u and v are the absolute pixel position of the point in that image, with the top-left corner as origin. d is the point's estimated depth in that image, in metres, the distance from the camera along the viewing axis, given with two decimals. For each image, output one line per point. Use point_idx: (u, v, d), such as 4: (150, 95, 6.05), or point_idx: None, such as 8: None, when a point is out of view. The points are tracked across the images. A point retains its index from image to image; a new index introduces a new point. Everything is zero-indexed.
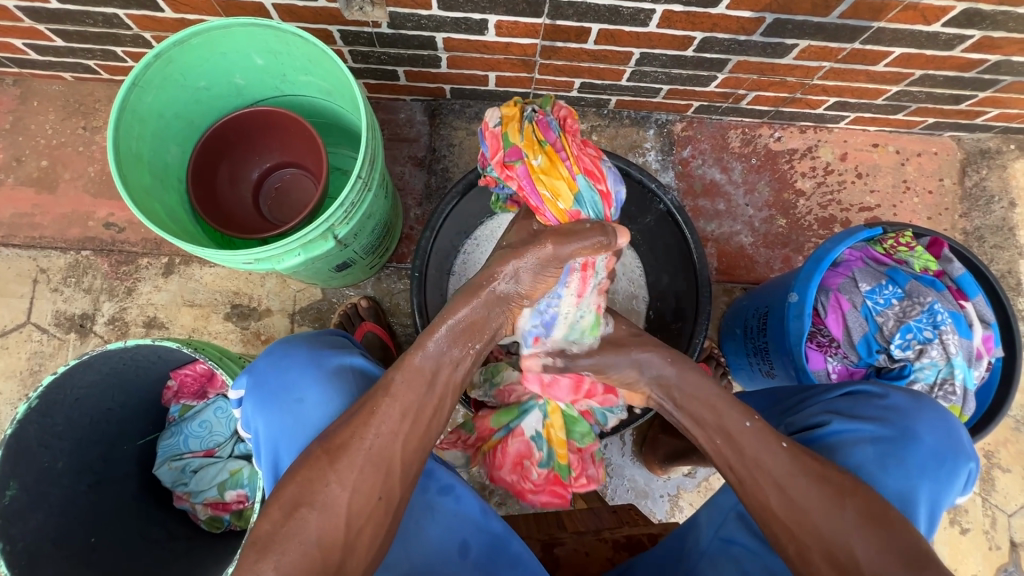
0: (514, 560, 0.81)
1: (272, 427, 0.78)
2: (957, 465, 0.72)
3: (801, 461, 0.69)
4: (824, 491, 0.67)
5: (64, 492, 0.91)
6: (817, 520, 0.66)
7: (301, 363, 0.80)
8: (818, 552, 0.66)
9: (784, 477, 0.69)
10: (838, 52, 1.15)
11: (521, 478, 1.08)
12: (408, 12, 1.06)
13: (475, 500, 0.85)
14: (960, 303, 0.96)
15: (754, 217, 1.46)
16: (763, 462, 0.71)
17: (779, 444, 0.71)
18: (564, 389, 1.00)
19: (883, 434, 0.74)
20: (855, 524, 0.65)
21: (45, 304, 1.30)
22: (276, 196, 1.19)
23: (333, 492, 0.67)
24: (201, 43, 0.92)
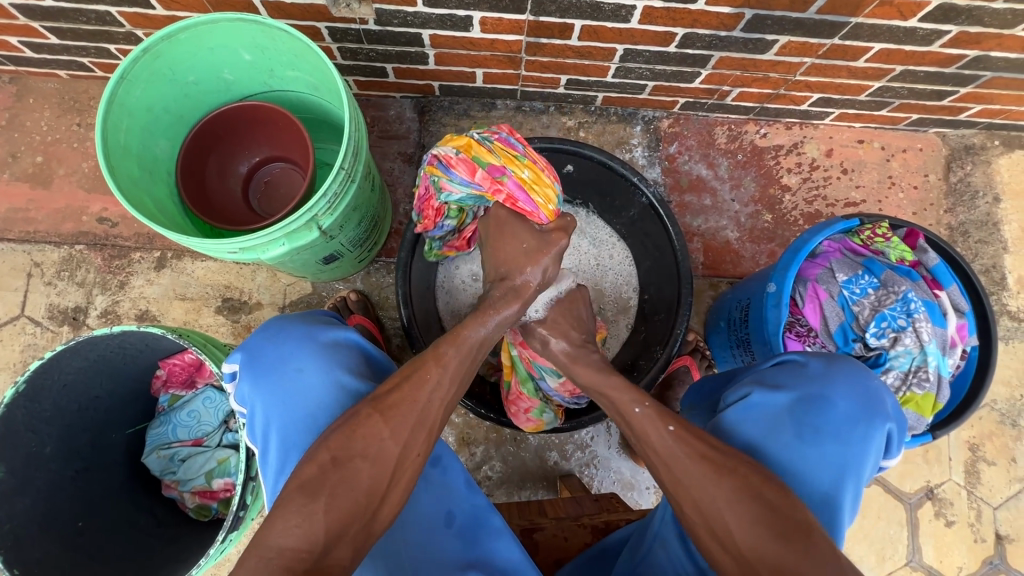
0: (496, 532, 0.84)
1: (269, 399, 0.77)
2: (871, 429, 0.74)
3: (689, 442, 0.69)
4: (706, 467, 0.68)
5: (52, 477, 0.93)
6: (699, 496, 0.67)
7: (297, 337, 0.80)
8: (701, 526, 0.67)
9: (671, 458, 0.69)
10: (818, 48, 1.17)
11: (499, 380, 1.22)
12: (394, 8, 1.07)
13: (461, 472, 0.88)
14: (934, 293, 0.98)
15: (740, 212, 1.47)
16: (652, 444, 0.71)
17: (666, 428, 0.71)
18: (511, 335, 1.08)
19: (797, 401, 0.75)
20: (735, 499, 0.66)
21: (39, 297, 1.32)
22: (266, 190, 1.21)
23: (384, 446, 0.69)
24: (188, 39, 0.94)
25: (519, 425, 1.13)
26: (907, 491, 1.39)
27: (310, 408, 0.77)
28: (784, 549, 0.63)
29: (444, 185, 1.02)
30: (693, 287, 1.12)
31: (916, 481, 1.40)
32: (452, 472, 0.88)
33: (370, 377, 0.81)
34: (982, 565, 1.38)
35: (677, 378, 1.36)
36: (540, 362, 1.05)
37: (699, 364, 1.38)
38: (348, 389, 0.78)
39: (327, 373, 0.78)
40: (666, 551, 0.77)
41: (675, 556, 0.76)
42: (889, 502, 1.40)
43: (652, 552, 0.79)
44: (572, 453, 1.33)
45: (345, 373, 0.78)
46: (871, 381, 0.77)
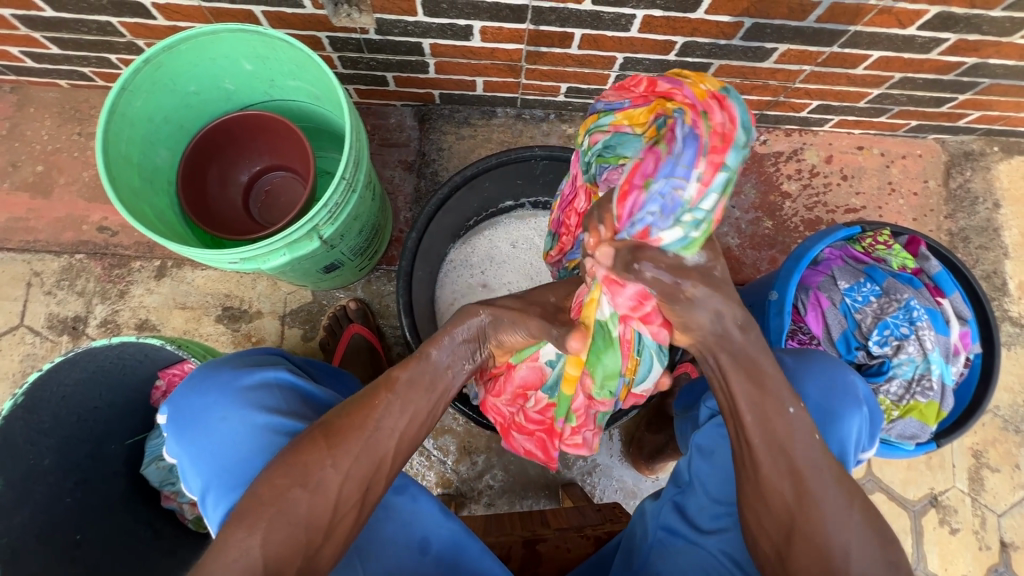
0: (474, 560, 0.82)
1: (193, 451, 0.74)
2: (848, 418, 0.74)
3: (827, 459, 0.68)
4: (834, 492, 0.67)
5: (50, 489, 0.92)
6: (824, 516, 0.66)
7: (217, 383, 0.77)
8: (809, 553, 0.66)
9: (806, 467, 0.67)
10: (817, 56, 1.18)
11: (515, 399, 0.95)
12: (394, 18, 1.08)
13: (432, 500, 0.85)
14: (937, 300, 0.98)
15: (741, 218, 1.47)
16: (795, 452, 0.67)
17: (814, 436, 0.68)
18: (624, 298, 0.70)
19: None
20: (858, 524, 0.66)
21: (38, 306, 1.32)
22: (266, 199, 1.21)
23: (328, 475, 0.67)
24: (188, 49, 0.94)
25: (592, 447, 0.95)
26: (910, 499, 1.38)
27: (236, 456, 0.73)
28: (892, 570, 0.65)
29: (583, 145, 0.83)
30: None
31: (919, 488, 1.39)
32: (422, 500, 0.84)
33: (307, 415, 0.78)
34: (987, 573, 1.37)
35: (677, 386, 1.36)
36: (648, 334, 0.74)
37: None
38: (274, 430, 0.75)
39: (253, 417, 0.75)
40: (665, 562, 0.79)
41: (674, 563, 0.79)
42: (893, 509, 1.39)
43: (649, 564, 0.80)
44: (574, 461, 1.32)
45: (273, 417, 0.75)
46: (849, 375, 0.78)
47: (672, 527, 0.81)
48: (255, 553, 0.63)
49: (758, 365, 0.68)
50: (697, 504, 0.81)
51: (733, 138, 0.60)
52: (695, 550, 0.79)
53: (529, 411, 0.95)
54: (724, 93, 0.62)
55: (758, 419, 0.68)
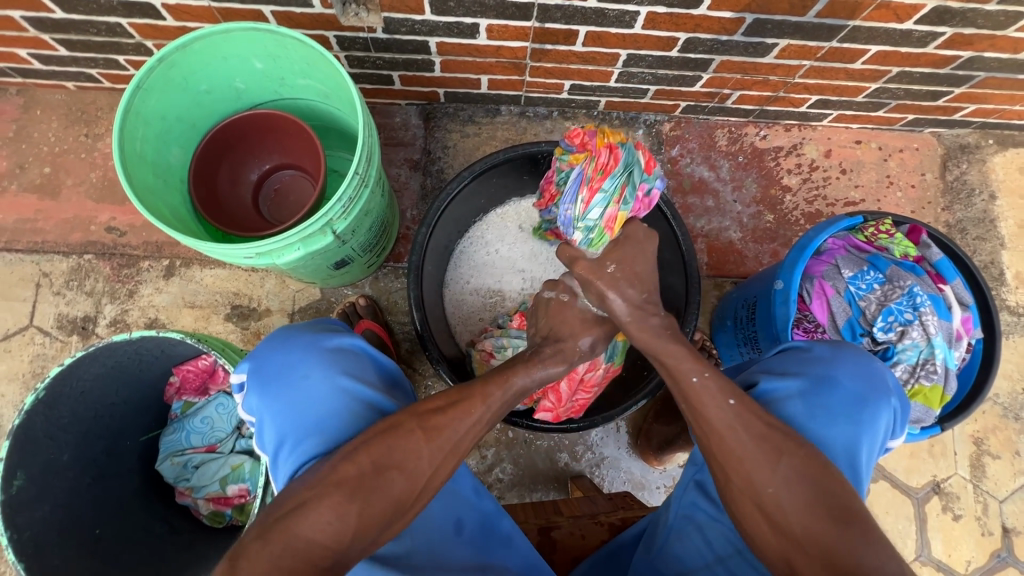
0: (504, 538, 0.86)
1: (277, 405, 0.76)
2: (878, 409, 0.75)
3: (745, 418, 0.69)
4: (759, 450, 0.68)
5: (68, 485, 0.93)
6: (758, 477, 0.67)
7: (305, 344, 0.80)
8: (752, 508, 0.68)
9: (725, 428, 0.69)
10: (817, 51, 1.20)
11: (587, 380, 1.05)
12: (402, 17, 1.09)
13: (468, 480, 0.89)
14: (939, 287, 1.00)
15: (742, 212, 1.50)
16: (708, 413, 0.70)
17: (726, 400, 0.70)
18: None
19: (808, 386, 0.76)
20: (789, 476, 0.66)
21: (48, 307, 1.32)
22: (276, 197, 1.22)
23: (422, 464, 0.68)
24: (201, 48, 0.95)
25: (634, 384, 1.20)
26: (914, 486, 1.40)
27: (319, 416, 0.75)
28: (836, 532, 0.64)
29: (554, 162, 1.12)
30: (701, 288, 1.13)
31: (922, 475, 1.41)
32: (460, 479, 0.88)
33: (379, 384, 0.82)
34: (990, 558, 1.39)
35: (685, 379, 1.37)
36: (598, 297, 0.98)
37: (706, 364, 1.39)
38: (354, 391, 0.77)
39: (335, 377, 0.77)
40: (683, 542, 0.80)
41: (692, 544, 0.80)
42: (897, 497, 1.41)
43: (667, 544, 0.82)
44: (583, 454, 1.34)
45: (351, 379, 0.78)
46: (871, 364, 0.79)
47: (694, 504, 0.81)
48: (349, 520, 0.64)
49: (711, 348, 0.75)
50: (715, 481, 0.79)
51: (606, 174, 0.98)
52: (716, 528, 0.78)
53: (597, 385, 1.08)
54: (605, 147, 0.99)
55: (682, 387, 0.73)
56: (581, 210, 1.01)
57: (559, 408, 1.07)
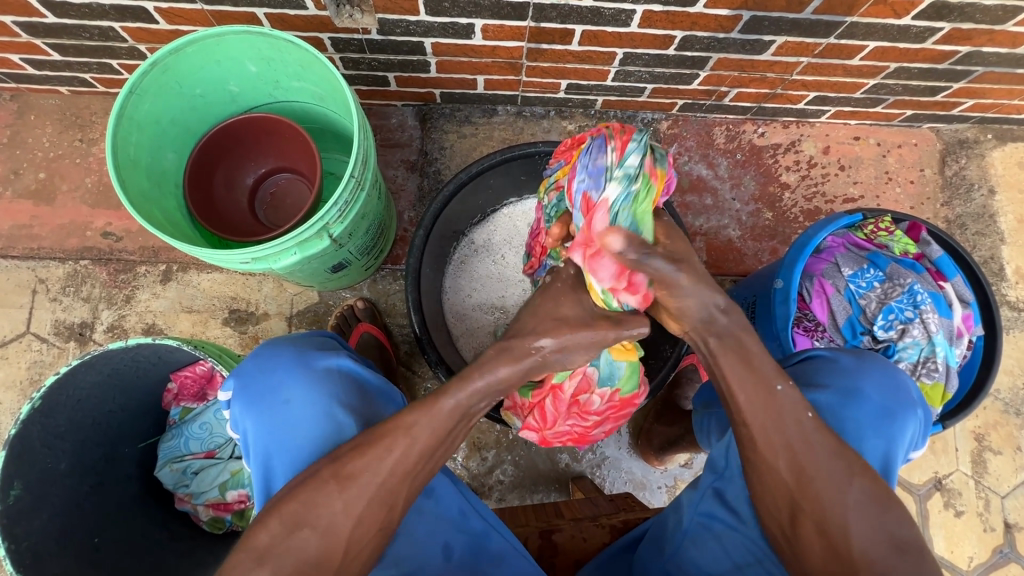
0: (497, 558, 0.86)
1: (259, 428, 0.77)
2: (916, 426, 0.77)
3: (822, 435, 0.68)
4: (830, 470, 0.67)
5: (67, 493, 0.92)
6: (827, 498, 0.66)
7: (287, 363, 0.80)
8: (813, 527, 0.67)
9: (802, 445, 0.68)
10: (814, 47, 1.19)
11: (579, 403, 0.99)
12: (396, 18, 1.09)
13: (455, 501, 0.88)
14: (939, 284, 1.00)
15: (741, 210, 1.49)
16: (783, 432, 0.68)
17: (807, 415, 0.68)
18: (609, 265, 0.77)
19: (849, 401, 0.76)
20: (857, 498, 0.66)
21: (44, 313, 1.32)
22: (271, 201, 1.21)
23: (334, 517, 0.67)
24: (195, 52, 0.94)
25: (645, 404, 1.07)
26: (916, 483, 1.40)
27: (297, 439, 0.76)
28: (894, 555, 0.65)
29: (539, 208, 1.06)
30: None
31: (924, 472, 1.41)
32: (445, 502, 0.87)
33: (363, 408, 0.81)
34: (992, 554, 1.39)
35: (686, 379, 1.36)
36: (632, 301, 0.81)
37: None
38: (334, 418, 0.77)
39: (317, 403, 0.77)
40: (699, 548, 0.80)
41: (710, 551, 0.79)
42: (899, 493, 1.41)
43: (683, 548, 0.81)
44: (584, 454, 1.33)
45: (332, 406, 0.78)
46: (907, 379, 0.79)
47: (711, 513, 0.80)
48: None
49: (716, 350, 0.74)
50: (736, 489, 0.78)
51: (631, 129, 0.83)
52: (734, 537, 0.78)
53: (591, 404, 1.00)
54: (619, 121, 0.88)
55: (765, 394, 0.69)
56: (615, 161, 0.80)
57: (547, 429, 1.02)
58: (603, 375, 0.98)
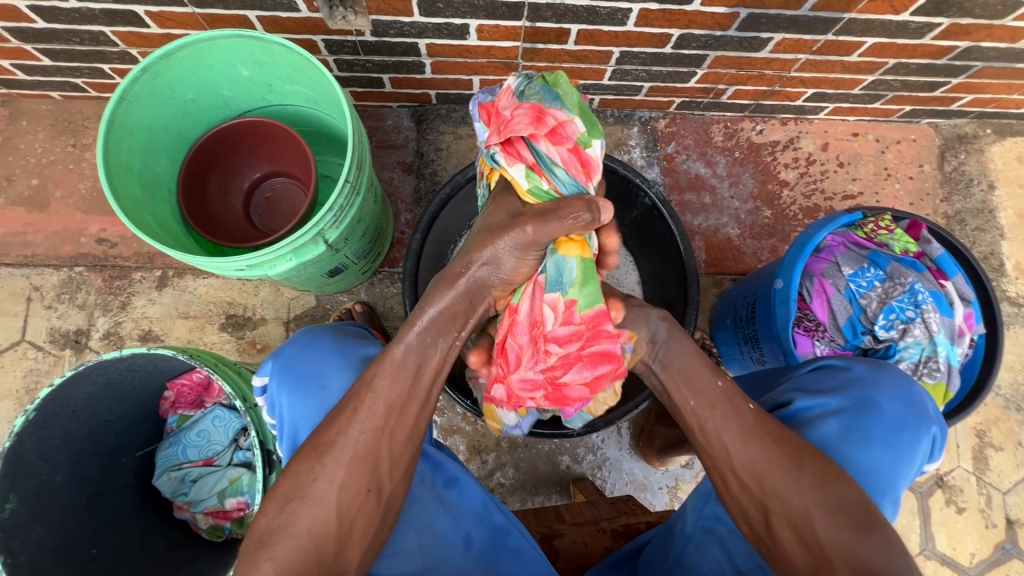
0: (514, 553, 0.84)
1: (295, 408, 0.79)
2: (918, 434, 0.75)
3: (765, 424, 0.71)
4: (780, 459, 0.69)
5: (64, 505, 0.92)
6: (783, 487, 0.68)
7: (328, 349, 0.82)
8: (782, 523, 0.67)
9: (746, 436, 0.71)
10: (812, 44, 1.18)
11: (535, 325, 0.78)
12: (390, 19, 1.07)
13: (478, 493, 0.87)
14: (940, 283, 0.99)
15: (740, 209, 1.48)
16: (726, 423, 0.72)
17: (746, 405, 0.72)
18: (524, 121, 0.78)
19: (847, 407, 0.76)
20: (812, 484, 0.67)
21: (40, 321, 1.31)
22: (267, 205, 1.20)
23: (320, 487, 0.67)
24: (186, 56, 0.93)
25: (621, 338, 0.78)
26: (917, 480, 1.40)
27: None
28: (863, 542, 0.64)
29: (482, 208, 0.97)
30: (699, 287, 1.12)
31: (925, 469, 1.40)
32: (468, 494, 0.87)
33: None
34: (994, 550, 1.38)
35: None
36: (563, 171, 0.77)
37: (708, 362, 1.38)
38: None
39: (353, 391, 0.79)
40: (701, 554, 0.80)
41: (712, 559, 0.78)
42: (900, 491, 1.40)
43: (685, 555, 0.81)
44: (584, 455, 1.33)
45: None
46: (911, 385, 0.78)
47: (716, 516, 0.80)
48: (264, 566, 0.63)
49: None
50: None
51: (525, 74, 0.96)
52: (738, 541, 0.77)
53: (551, 332, 0.77)
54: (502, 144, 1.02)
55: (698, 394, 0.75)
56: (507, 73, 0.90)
57: (508, 375, 0.82)
58: (548, 275, 0.76)
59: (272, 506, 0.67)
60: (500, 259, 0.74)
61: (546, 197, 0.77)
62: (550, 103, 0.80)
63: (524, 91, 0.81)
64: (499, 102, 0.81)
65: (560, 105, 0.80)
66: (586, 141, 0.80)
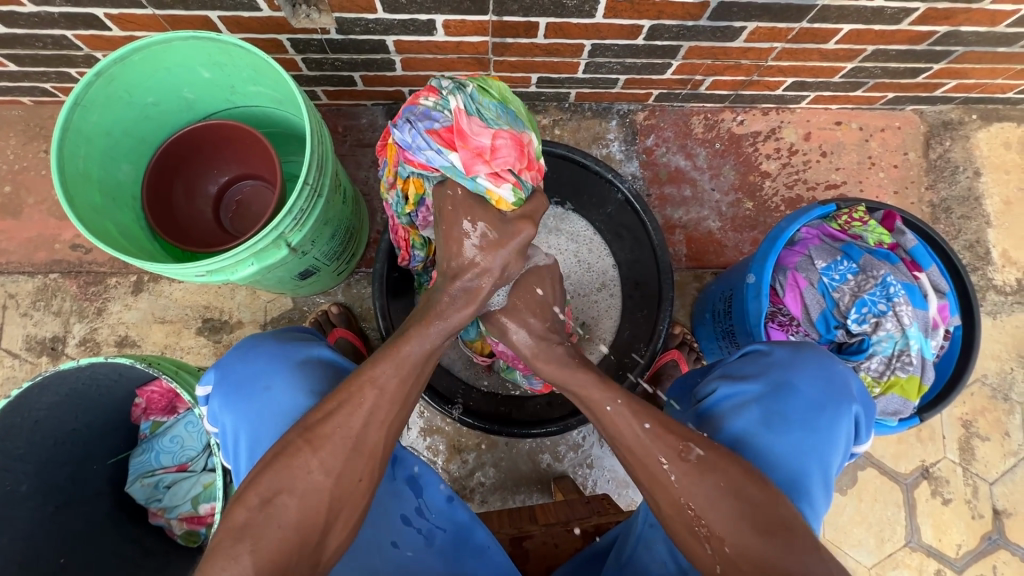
0: (478, 550, 0.84)
1: (238, 418, 0.79)
2: (839, 415, 0.74)
3: (660, 439, 0.69)
4: (682, 474, 0.67)
5: (30, 515, 0.92)
6: (684, 498, 0.67)
7: (269, 354, 0.82)
8: (682, 526, 0.67)
9: (643, 450, 0.69)
10: (787, 32, 1.16)
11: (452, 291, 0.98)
12: (354, 16, 1.06)
13: (441, 490, 0.87)
14: (914, 275, 0.97)
15: (721, 201, 1.46)
16: (625, 440, 0.71)
17: (641, 425, 0.70)
18: (510, 149, 0.86)
19: (765, 392, 0.75)
20: (715, 495, 0.66)
21: (16, 329, 1.30)
22: (237, 209, 1.19)
23: (315, 478, 0.67)
24: (142, 59, 0.92)
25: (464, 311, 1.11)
26: (902, 472, 1.39)
27: (277, 424, 0.78)
28: (764, 544, 0.64)
29: (386, 205, 1.01)
30: (673, 281, 1.11)
31: (910, 461, 1.39)
32: (431, 491, 0.86)
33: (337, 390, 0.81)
34: (981, 541, 1.37)
35: (665, 373, 1.35)
36: (537, 184, 0.90)
37: (688, 357, 1.37)
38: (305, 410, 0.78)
39: (293, 393, 0.79)
40: (649, 552, 0.79)
41: (657, 555, 0.78)
42: (885, 483, 1.39)
43: (636, 554, 0.80)
44: (565, 453, 1.32)
45: (305, 397, 0.79)
46: (833, 368, 0.76)
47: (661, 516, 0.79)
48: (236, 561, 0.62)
49: None
50: None
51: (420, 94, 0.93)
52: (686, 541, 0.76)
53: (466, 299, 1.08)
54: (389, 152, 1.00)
55: (600, 414, 0.74)
56: (431, 96, 0.87)
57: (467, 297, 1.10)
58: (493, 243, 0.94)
59: (256, 499, 0.66)
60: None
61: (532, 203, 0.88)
62: (514, 124, 0.88)
63: (484, 115, 0.86)
64: (470, 129, 0.84)
65: (521, 127, 0.90)
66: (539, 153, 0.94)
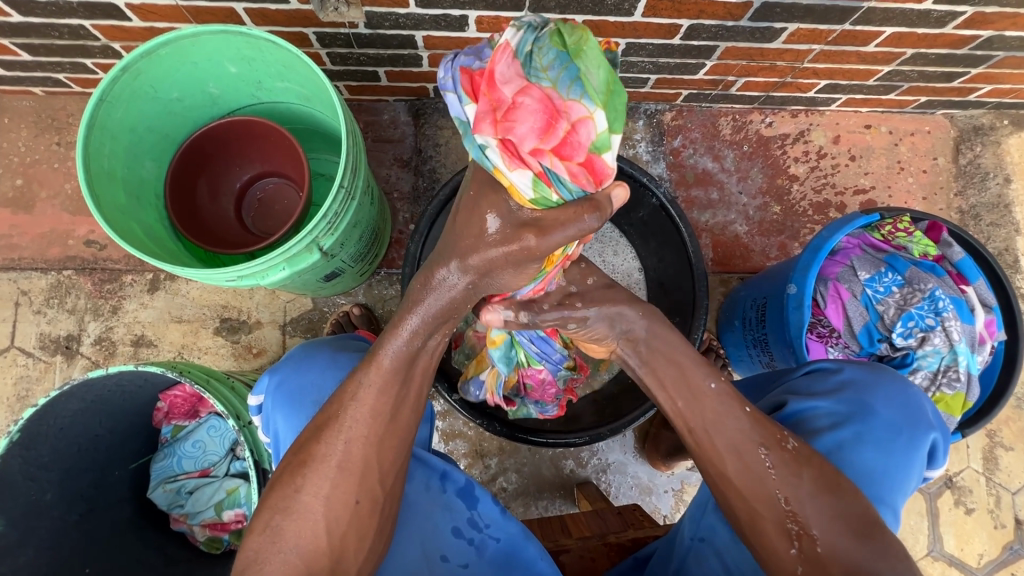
0: (527, 566, 0.81)
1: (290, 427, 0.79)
2: (917, 441, 0.72)
3: (760, 424, 0.71)
4: (777, 467, 0.68)
5: (54, 525, 0.90)
6: (776, 495, 0.68)
7: (322, 365, 0.82)
8: (772, 527, 0.67)
9: (740, 440, 0.71)
10: (827, 35, 1.13)
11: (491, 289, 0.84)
12: (385, 11, 1.02)
13: (495, 502, 0.85)
14: (961, 288, 0.96)
15: (748, 205, 1.44)
16: (713, 429, 0.72)
17: (742, 409, 0.72)
18: (533, 123, 0.62)
19: (839, 411, 0.74)
20: (810, 492, 0.67)
21: (29, 326, 1.27)
22: (260, 208, 1.16)
23: (304, 499, 0.67)
24: (170, 53, 0.88)
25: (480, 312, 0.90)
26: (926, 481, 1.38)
27: None
28: (861, 548, 0.64)
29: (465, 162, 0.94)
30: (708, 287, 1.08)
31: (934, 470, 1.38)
32: (484, 506, 0.84)
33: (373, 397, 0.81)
34: (1003, 551, 1.37)
35: None
36: (570, 182, 0.65)
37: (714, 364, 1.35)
38: None
39: None
40: (701, 567, 0.77)
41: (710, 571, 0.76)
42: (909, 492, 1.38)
43: (684, 567, 0.79)
44: (589, 459, 1.31)
45: None
46: (909, 390, 0.75)
47: (711, 529, 0.78)
48: None
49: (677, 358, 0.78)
50: None
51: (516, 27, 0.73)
52: (735, 551, 0.75)
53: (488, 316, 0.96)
54: None
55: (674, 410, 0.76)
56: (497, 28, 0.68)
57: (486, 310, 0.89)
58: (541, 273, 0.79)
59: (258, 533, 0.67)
60: (500, 267, 0.71)
61: (553, 206, 0.67)
62: (565, 87, 0.61)
63: (532, 62, 0.62)
64: (494, 76, 0.63)
65: (580, 95, 0.62)
66: (604, 142, 0.64)
